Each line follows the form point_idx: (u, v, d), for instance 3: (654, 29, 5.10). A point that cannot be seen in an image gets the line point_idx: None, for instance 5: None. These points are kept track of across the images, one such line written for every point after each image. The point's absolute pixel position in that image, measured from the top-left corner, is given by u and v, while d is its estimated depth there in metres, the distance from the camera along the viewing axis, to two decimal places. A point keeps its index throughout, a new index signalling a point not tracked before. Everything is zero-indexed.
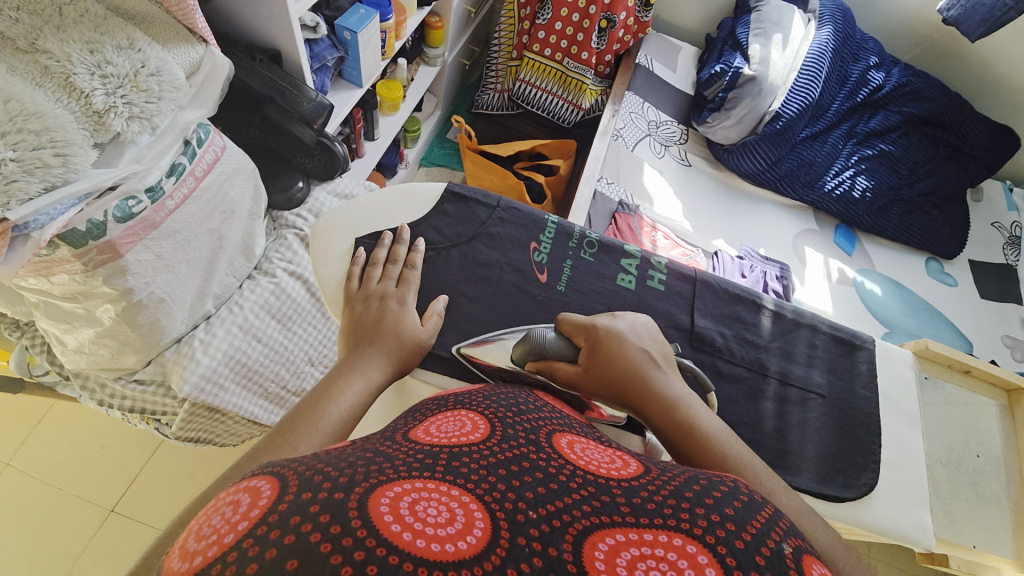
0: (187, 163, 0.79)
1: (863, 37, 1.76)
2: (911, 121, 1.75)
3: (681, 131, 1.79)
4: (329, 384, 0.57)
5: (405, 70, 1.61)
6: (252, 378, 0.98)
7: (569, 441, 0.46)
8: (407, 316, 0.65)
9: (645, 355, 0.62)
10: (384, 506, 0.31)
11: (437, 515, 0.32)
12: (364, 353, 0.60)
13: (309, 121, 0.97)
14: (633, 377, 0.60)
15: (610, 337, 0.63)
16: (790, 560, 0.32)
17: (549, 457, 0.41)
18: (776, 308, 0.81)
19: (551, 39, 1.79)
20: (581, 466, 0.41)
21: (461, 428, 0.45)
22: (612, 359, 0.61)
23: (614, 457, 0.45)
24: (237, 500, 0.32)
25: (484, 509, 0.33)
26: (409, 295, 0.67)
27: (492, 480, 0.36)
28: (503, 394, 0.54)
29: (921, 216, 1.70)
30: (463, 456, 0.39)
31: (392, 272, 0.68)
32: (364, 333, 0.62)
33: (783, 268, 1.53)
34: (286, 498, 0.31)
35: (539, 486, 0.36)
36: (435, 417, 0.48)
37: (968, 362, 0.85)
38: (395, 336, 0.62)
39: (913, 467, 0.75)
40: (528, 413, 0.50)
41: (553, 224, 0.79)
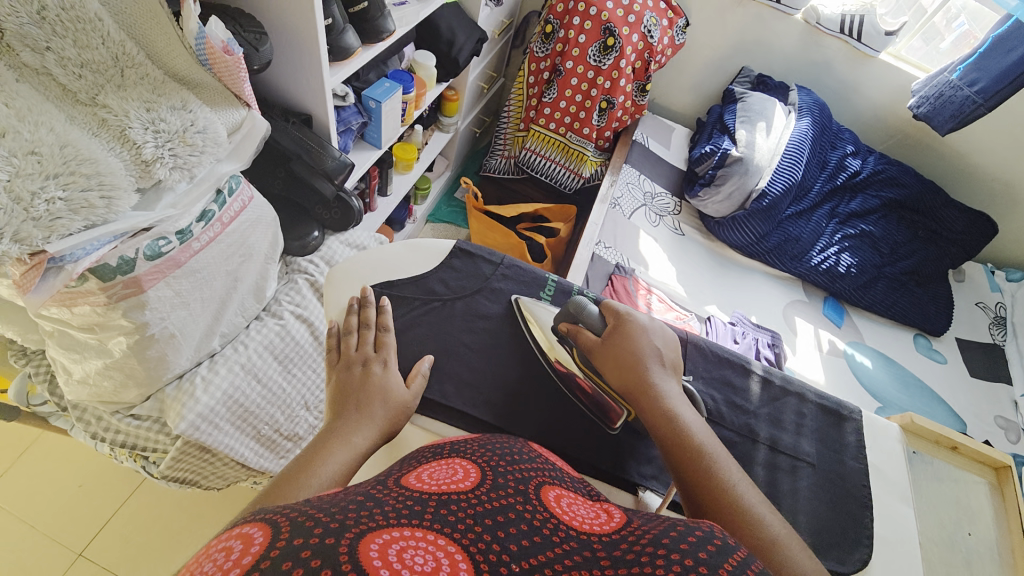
0: (216, 211, 0.85)
1: (840, 128, 1.92)
2: (890, 205, 1.88)
3: (675, 203, 1.91)
4: (314, 453, 0.54)
5: (420, 135, 1.76)
6: (248, 420, 0.99)
7: (556, 494, 0.49)
8: (395, 382, 0.64)
9: (654, 349, 0.67)
10: (373, 550, 0.33)
11: (424, 563, 0.34)
12: (351, 418, 0.58)
13: (331, 176, 1.06)
14: (637, 366, 0.65)
15: (632, 325, 0.69)
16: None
17: (534, 509, 0.44)
18: (765, 373, 0.84)
19: (555, 115, 1.96)
20: (565, 521, 0.44)
21: (452, 476, 0.48)
22: (623, 345, 0.67)
23: (599, 512, 0.48)
24: (229, 546, 0.34)
25: (469, 558, 0.36)
26: (390, 358, 0.67)
27: (478, 531, 0.39)
28: (499, 442, 0.56)
29: (905, 293, 1.78)
30: (450, 506, 0.42)
31: (368, 338, 0.68)
32: (350, 397, 0.61)
33: (774, 336, 1.58)
34: (272, 544, 0.33)
35: (522, 539, 0.40)
36: (429, 463, 0.51)
37: (954, 438, 0.87)
38: (381, 398, 0.62)
39: (905, 543, 0.74)
40: (521, 462, 0.52)
41: (553, 282, 0.83)
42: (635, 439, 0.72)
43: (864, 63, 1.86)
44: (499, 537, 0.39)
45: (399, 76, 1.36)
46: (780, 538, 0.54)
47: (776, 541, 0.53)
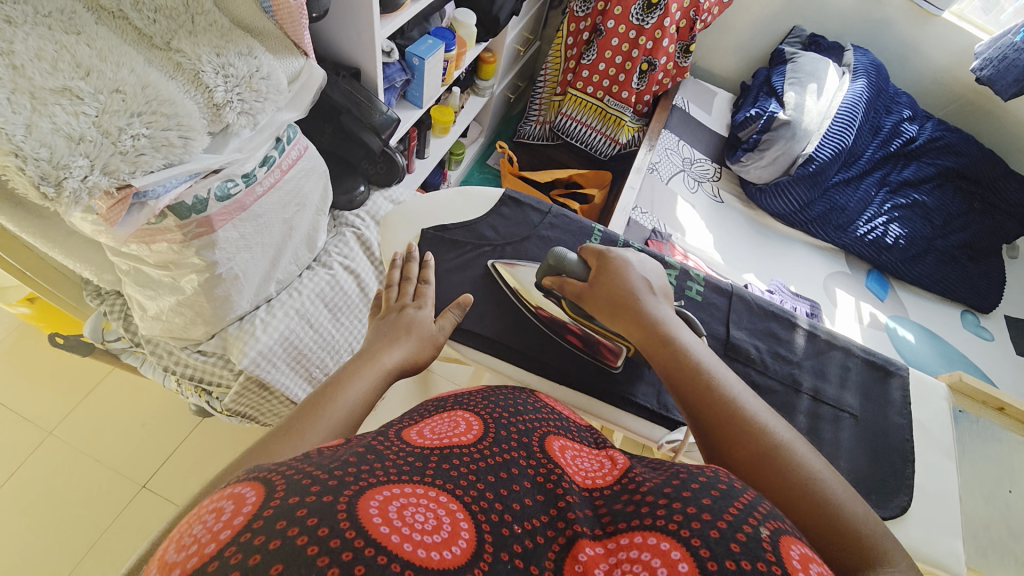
0: (276, 156, 0.89)
1: (896, 92, 1.82)
2: (946, 174, 1.78)
3: (715, 169, 1.86)
4: (342, 376, 0.56)
5: (458, 98, 1.76)
6: (301, 362, 1.05)
7: (560, 446, 0.53)
8: (423, 317, 0.66)
9: (642, 280, 0.66)
10: (373, 509, 0.35)
11: (425, 522, 0.37)
12: (380, 345, 0.61)
13: (379, 130, 1.08)
14: (628, 297, 0.65)
15: (617, 262, 0.68)
16: (767, 542, 0.36)
17: (537, 464, 0.48)
18: (810, 328, 0.84)
19: (594, 78, 1.92)
20: (567, 475, 0.48)
21: (454, 428, 0.50)
22: (612, 279, 0.66)
23: (600, 463, 0.53)
24: (220, 507, 0.34)
25: (469, 518, 0.39)
26: (426, 304, 0.68)
27: (480, 489, 0.42)
28: (502, 394, 0.60)
29: (955, 267, 1.72)
30: (455, 459, 0.45)
31: (408, 289, 0.69)
32: (380, 330, 0.64)
33: (813, 306, 1.57)
34: (272, 502, 0.34)
35: (524, 498, 0.43)
36: (431, 417, 0.54)
37: (1004, 399, 0.85)
38: (409, 329, 0.64)
39: (946, 496, 0.75)
40: (523, 414, 0.56)
41: (599, 231, 0.83)
42: None
43: (928, 21, 1.74)
44: (501, 496, 0.42)
45: (441, 33, 1.35)
46: (786, 440, 0.52)
47: (782, 443, 0.51)
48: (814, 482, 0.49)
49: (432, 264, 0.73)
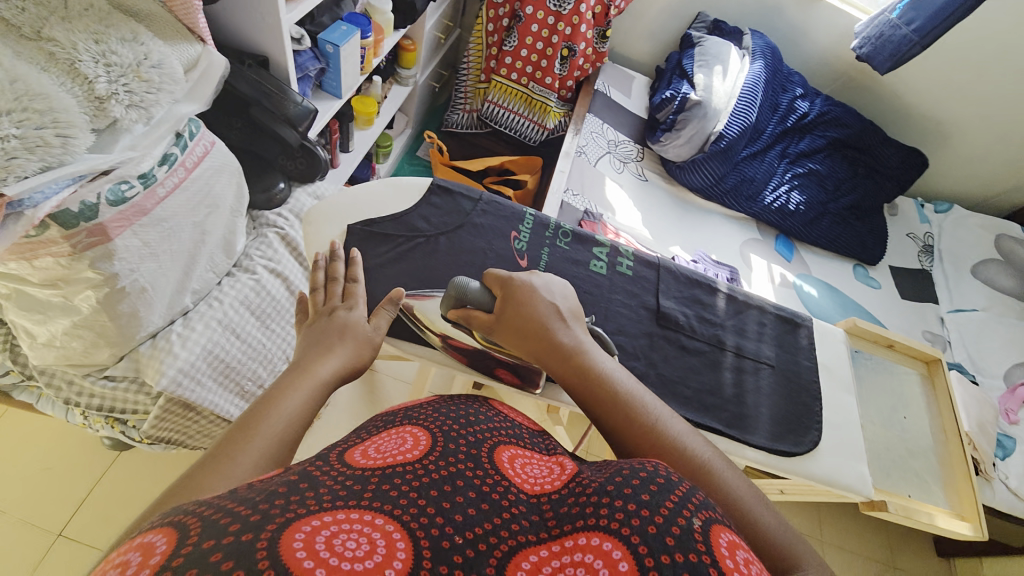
0: (178, 154, 0.81)
1: (789, 71, 1.99)
2: (835, 144, 1.99)
3: (638, 150, 1.94)
4: (275, 390, 0.53)
5: (380, 87, 1.70)
6: (230, 376, 0.98)
7: (510, 456, 0.54)
8: (358, 320, 0.63)
9: (552, 307, 0.65)
10: (298, 542, 0.35)
11: (357, 548, 0.37)
12: (314, 353, 0.58)
13: (294, 123, 1.02)
14: (542, 330, 0.63)
15: (523, 289, 0.65)
16: (698, 533, 0.40)
17: (483, 475, 0.49)
18: (729, 291, 0.91)
19: (517, 64, 1.93)
20: (515, 484, 0.49)
21: (400, 445, 0.51)
22: (524, 311, 0.64)
23: (550, 468, 0.54)
24: (126, 560, 0.34)
25: (406, 535, 0.39)
26: (359, 304, 0.66)
27: (421, 506, 0.43)
28: (453, 406, 0.61)
29: (846, 227, 1.94)
30: (396, 479, 0.45)
31: (336, 290, 0.66)
32: (312, 336, 0.61)
33: (733, 272, 1.71)
34: (185, 548, 0.34)
35: (468, 508, 0.44)
36: (378, 435, 0.54)
37: (890, 336, 0.97)
38: (344, 334, 0.61)
39: (849, 426, 0.85)
40: (474, 425, 0.57)
41: (531, 216, 0.84)
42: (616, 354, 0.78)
43: (812, 6, 1.92)
44: (444, 509, 0.43)
45: (355, 19, 1.28)
46: (706, 457, 0.56)
47: (703, 462, 0.55)
48: (730, 499, 0.53)
49: (360, 260, 0.70)
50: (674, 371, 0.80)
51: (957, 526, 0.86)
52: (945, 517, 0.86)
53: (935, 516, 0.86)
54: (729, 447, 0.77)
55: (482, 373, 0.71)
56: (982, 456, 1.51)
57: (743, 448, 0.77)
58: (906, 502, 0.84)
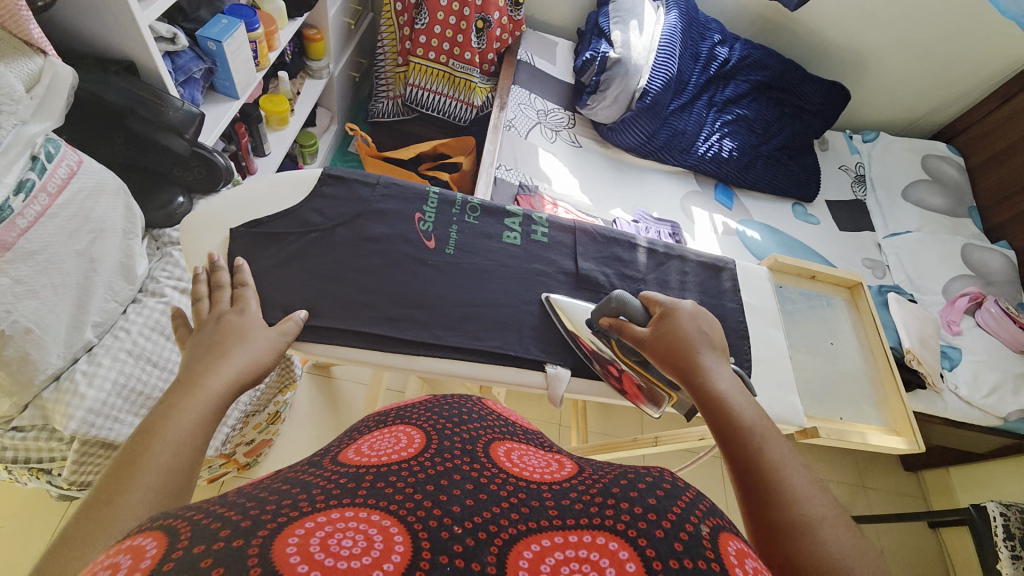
0: (36, 179, 0.76)
1: (706, 19, 1.98)
2: (759, 87, 2.01)
3: (569, 116, 1.92)
4: (159, 415, 0.47)
5: (288, 83, 1.61)
6: (154, 407, 0.92)
7: (506, 450, 0.52)
8: (253, 323, 0.60)
9: (703, 335, 0.67)
10: (291, 546, 0.33)
11: (352, 546, 0.35)
12: (208, 361, 0.54)
13: (179, 130, 0.96)
14: (688, 351, 0.65)
15: (679, 313, 0.69)
16: (706, 539, 0.38)
17: (482, 467, 0.46)
18: (649, 245, 0.90)
19: (432, 42, 1.86)
20: (513, 474, 0.46)
21: (395, 445, 0.50)
22: (673, 331, 0.67)
23: (550, 461, 0.52)
24: (118, 560, 0.32)
25: (404, 531, 0.36)
26: (249, 304, 0.62)
27: (417, 499, 0.40)
28: (447, 403, 0.61)
29: (780, 167, 1.98)
30: (391, 479, 0.43)
31: (223, 297, 0.61)
32: (205, 342, 0.56)
33: (673, 227, 1.72)
34: (179, 550, 0.32)
35: (467, 499, 0.41)
36: (372, 434, 0.54)
37: (812, 267, 1.00)
38: (239, 342, 0.57)
39: (777, 359, 0.87)
40: (466, 423, 0.56)
41: (435, 194, 0.81)
42: (541, 325, 0.76)
43: None
44: (442, 501, 0.40)
45: (237, 11, 1.20)
46: (822, 516, 0.48)
47: (811, 517, 0.48)
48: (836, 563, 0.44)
49: (247, 270, 0.65)
50: None
51: (890, 440, 0.87)
52: (877, 432, 0.87)
53: (866, 434, 0.87)
54: None
55: (396, 361, 0.68)
56: (926, 369, 1.54)
57: None
58: (838, 425, 0.86)
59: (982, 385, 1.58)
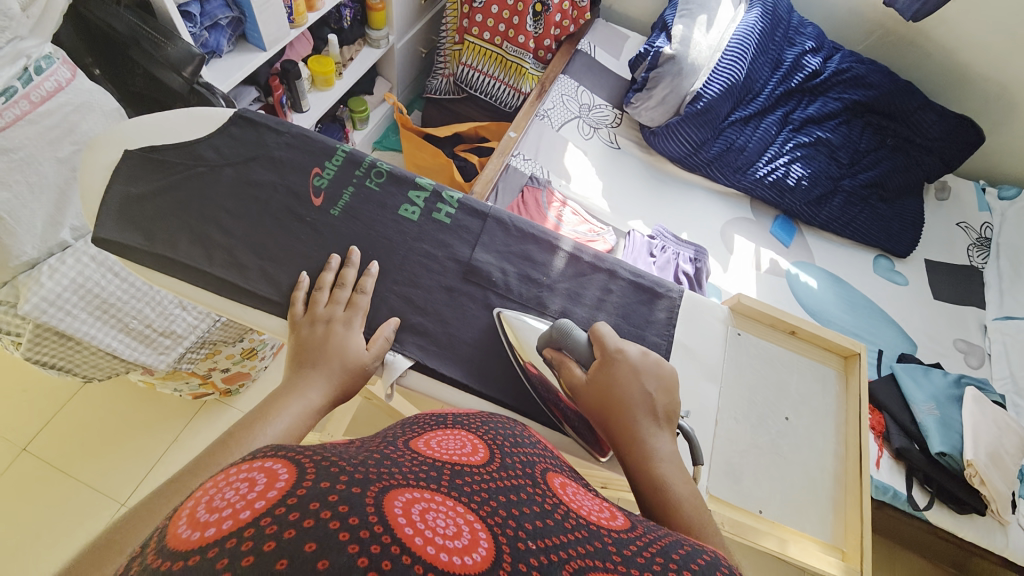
0: (20, 88, 0.89)
1: (800, 22, 1.71)
2: (855, 109, 1.69)
3: (615, 115, 1.76)
4: (252, 419, 0.54)
5: (337, 47, 1.70)
6: (110, 312, 1.01)
7: (560, 483, 0.44)
8: (354, 339, 0.64)
9: (645, 398, 0.60)
10: (398, 507, 0.30)
11: (446, 527, 0.31)
12: (304, 376, 0.59)
13: (177, 68, 1.02)
14: (622, 412, 0.59)
15: (623, 367, 0.61)
16: None
17: (544, 494, 0.40)
18: (574, 250, 0.78)
19: (488, 22, 1.83)
20: (572, 510, 0.39)
21: (461, 448, 0.43)
22: (610, 385, 0.60)
23: (603, 508, 0.43)
24: (252, 479, 0.31)
25: (488, 529, 0.32)
26: (357, 318, 0.66)
27: (494, 505, 0.35)
28: (500, 422, 0.52)
29: (864, 209, 1.63)
30: (465, 477, 0.38)
31: (340, 296, 0.66)
32: (308, 354, 0.61)
33: (698, 252, 1.50)
34: (305, 483, 0.30)
35: (537, 519, 0.35)
36: (435, 432, 0.46)
37: (790, 320, 0.80)
38: (339, 357, 0.61)
39: (696, 415, 0.71)
40: (523, 447, 0.48)
41: (343, 152, 0.78)
42: (403, 309, 0.70)
43: None
44: (514, 514, 0.35)
45: None
46: None
47: None
48: None
49: (375, 273, 0.70)
50: (471, 332, 0.71)
51: (820, 558, 0.67)
52: (802, 543, 0.68)
53: (786, 541, 0.67)
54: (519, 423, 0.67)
55: (230, 308, 0.67)
56: (991, 493, 1.15)
57: (535, 424, 0.68)
58: (747, 519, 0.68)
59: None
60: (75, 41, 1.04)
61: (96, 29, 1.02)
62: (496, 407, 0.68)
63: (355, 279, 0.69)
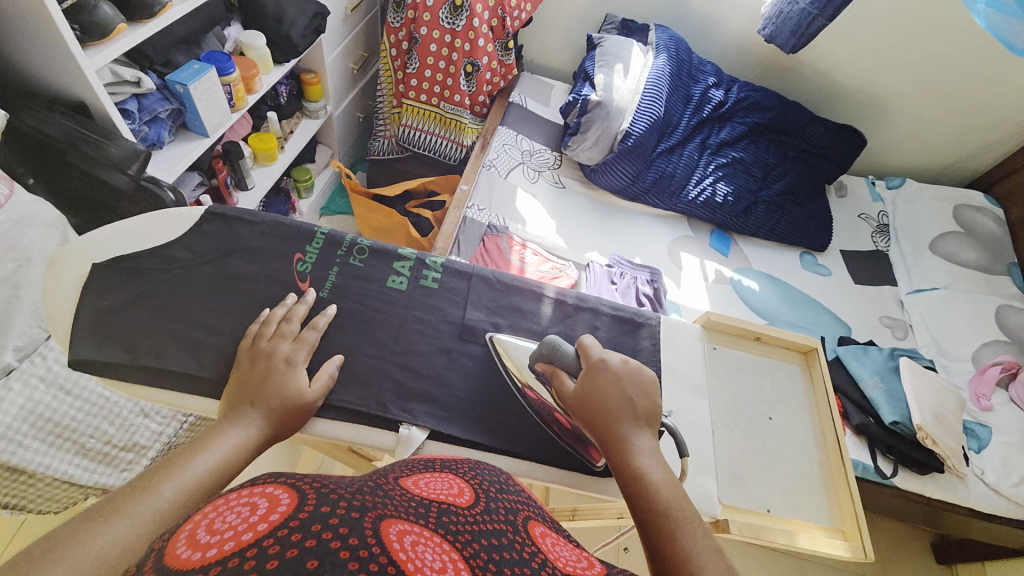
0: None
1: (700, 61, 1.95)
2: (758, 130, 1.93)
3: (555, 157, 1.89)
4: (188, 450, 0.52)
5: (277, 122, 1.71)
6: (65, 436, 0.93)
7: (540, 531, 0.45)
8: (296, 375, 0.64)
9: (626, 401, 0.64)
10: (393, 534, 0.31)
11: (434, 560, 0.32)
12: (245, 412, 0.59)
13: (121, 166, 1.00)
14: (604, 413, 0.63)
15: (602, 371, 0.66)
16: None
17: (522, 539, 0.40)
18: (558, 295, 0.84)
19: (423, 85, 1.91)
20: (551, 558, 0.40)
21: (448, 490, 0.44)
22: (594, 391, 0.64)
23: (581, 558, 0.44)
24: (254, 502, 0.31)
25: (471, 569, 0.33)
26: (301, 355, 0.66)
27: (476, 547, 0.36)
28: (486, 468, 0.53)
29: (783, 214, 1.83)
30: (450, 516, 0.39)
31: (284, 331, 0.67)
32: (247, 390, 0.61)
33: (653, 273, 1.61)
34: (307, 508, 0.31)
35: (516, 565, 0.36)
36: (422, 474, 0.47)
37: (755, 328, 0.89)
38: (279, 395, 0.61)
39: (694, 430, 0.77)
40: (508, 492, 0.49)
41: (322, 234, 0.79)
42: (407, 379, 0.71)
43: None
44: (494, 559, 0.36)
45: (215, 57, 1.29)
46: None
47: None
48: None
49: (331, 315, 0.72)
50: (477, 390, 0.73)
51: (828, 543, 0.73)
52: (812, 532, 0.74)
53: (796, 533, 0.74)
54: (538, 471, 0.70)
55: None
56: (944, 451, 1.30)
57: (552, 469, 0.70)
58: (759, 520, 0.73)
59: (1013, 473, 1.34)
60: (7, 155, 0.98)
61: (28, 138, 0.97)
62: (513, 459, 0.70)
63: (303, 316, 0.70)
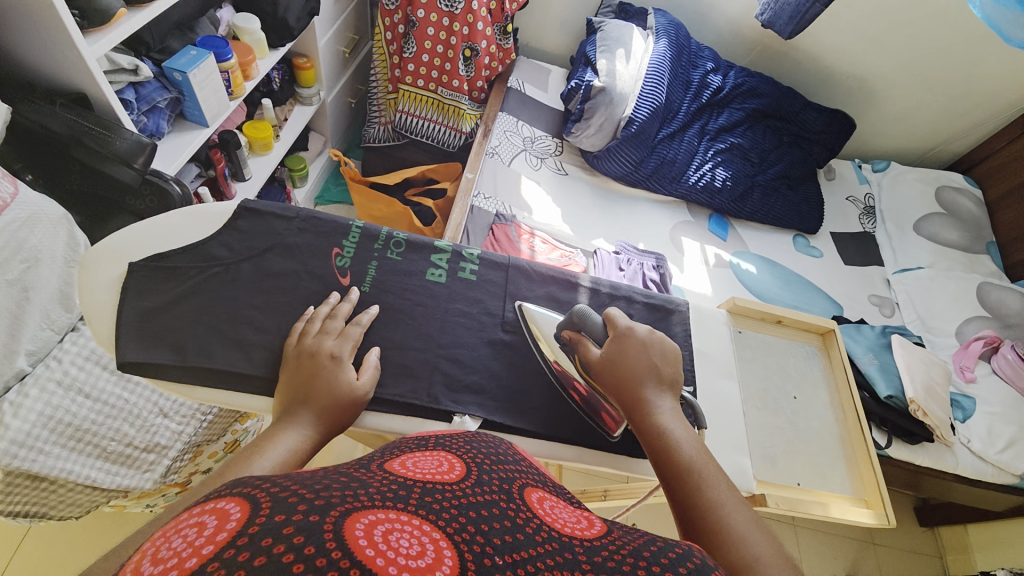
0: None
1: (698, 47, 1.96)
2: (754, 115, 1.96)
3: (556, 144, 1.89)
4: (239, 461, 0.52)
5: (272, 109, 1.64)
6: (85, 438, 0.90)
7: (538, 497, 0.43)
8: (342, 369, 0.63)
9: (652, 367, 0.66)
10: (359, 530, 0.30)
11: (410, 547, 0.31)
12: (294, 415, 0.58)
13: (127, 160, 0.94)
14: (632, 378, 0.65)
15: (631, 339, 0.68)
16: None
17: (516, 507, 0.39)
18: (593, 285, 0.85)
19: (421, 70, 1.87)
20: (547, 522, 0.39)
21: (437, 465, 0.42)
22: (623, 356, 0.66)
23: (580, 518, 0.43)
24: (202, 522, 0.30)
25: (453, 545, 0.32)
26: (346, 348, 0.65)
27: (462, 521, 0.35)
28: (483, 440, 0.50)
29: (779, 197, 1.88)
30: (435, 493, 0.37)
31: (331, 327, 0.67)
32: (297, 381, 0.61)
33: (658, 258, 1.63)
34: (259, 519, 0.29)
35: (506, 534, 0.35)
36: (412, 453, 0.45)
37: (777, 312, 0.92)
38: (328, 394, 0.60)
39: (729, 411, 0.80)
40: (505, 462, 0.47)
41: (357, 228, 0.78)
42: (455, 371, 0.72)
43: None
44: (483, 530, 0.35)
45: (211, 42, 1.23)
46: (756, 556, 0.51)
47: None
48: None
49: (374, 314, 0.71)
50: (522, 380, 0.74)
51: (855, 512, 0.78)
52: (840, 502, 0.79)
53: (827, 504, 0.79)
54: (587, 456, 0.72)
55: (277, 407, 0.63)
56: (934, 421, 1.38)
57: (600, 454, 0.72)
58: (793, 493, 0.78)
59: (997, 440, 1.43)
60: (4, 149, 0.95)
61: (26, 132, 0.93)
62: (563, 446, 0.71)
63: (348, 313, 0.69)
